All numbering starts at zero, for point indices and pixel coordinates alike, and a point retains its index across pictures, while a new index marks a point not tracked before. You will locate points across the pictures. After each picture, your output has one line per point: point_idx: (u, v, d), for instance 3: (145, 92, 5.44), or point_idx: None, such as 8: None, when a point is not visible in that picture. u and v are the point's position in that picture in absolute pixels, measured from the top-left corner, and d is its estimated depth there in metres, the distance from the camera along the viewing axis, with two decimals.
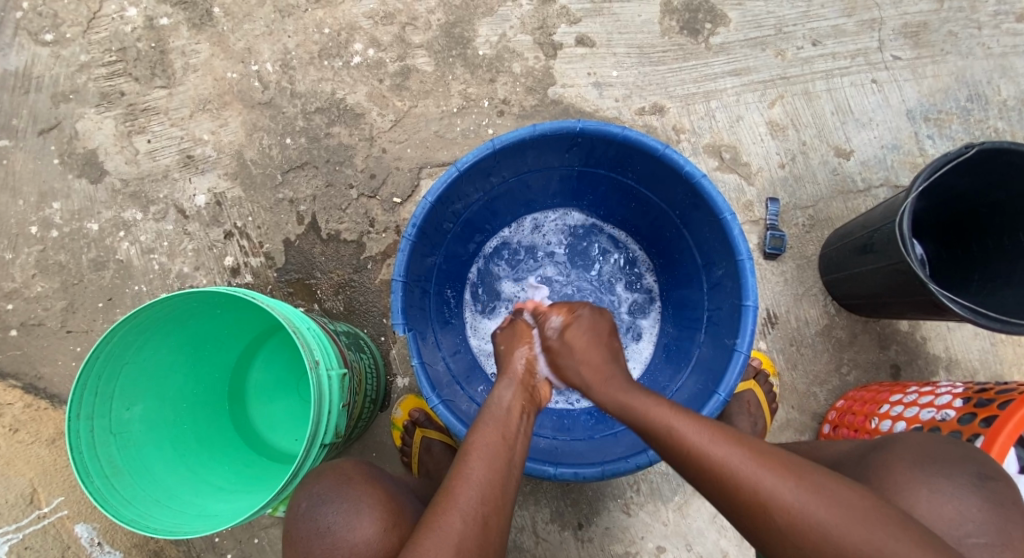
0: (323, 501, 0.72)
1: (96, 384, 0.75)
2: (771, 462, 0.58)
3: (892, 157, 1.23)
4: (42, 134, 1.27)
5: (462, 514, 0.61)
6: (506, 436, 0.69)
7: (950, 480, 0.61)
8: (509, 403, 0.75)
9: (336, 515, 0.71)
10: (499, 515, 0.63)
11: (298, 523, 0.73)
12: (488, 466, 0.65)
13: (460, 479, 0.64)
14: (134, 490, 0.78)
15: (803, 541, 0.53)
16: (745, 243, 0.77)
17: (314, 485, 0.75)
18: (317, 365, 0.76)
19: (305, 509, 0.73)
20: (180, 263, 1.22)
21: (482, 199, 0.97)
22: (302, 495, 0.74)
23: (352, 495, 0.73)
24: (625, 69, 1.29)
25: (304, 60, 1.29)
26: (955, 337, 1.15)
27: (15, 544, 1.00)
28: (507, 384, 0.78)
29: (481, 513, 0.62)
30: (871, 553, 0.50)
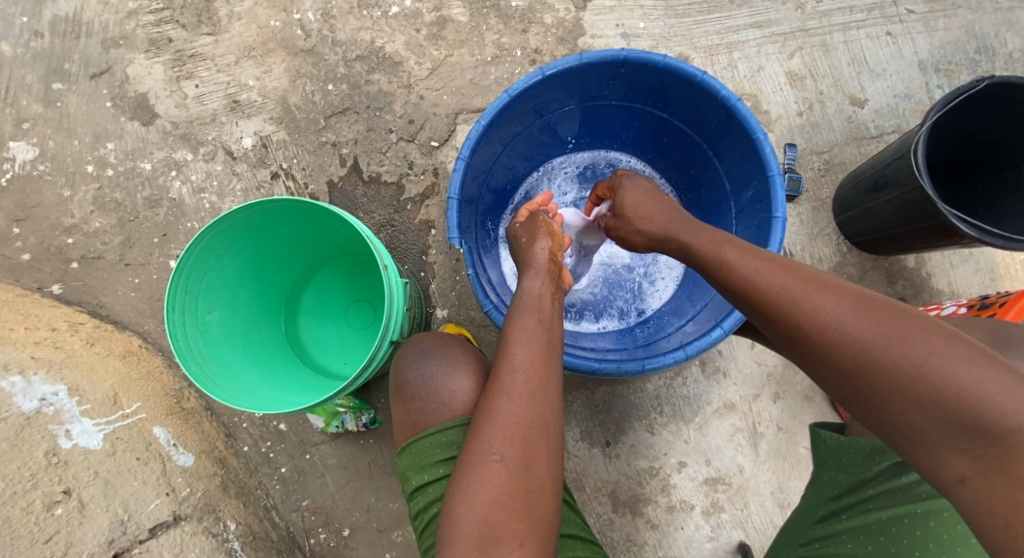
0: (428, 358, 0.85)
1: (187, 281, 0.83)
2: (815, 284, 0.59)
3: (904, 105, 1.30)
4: (94, 78, 1.32)
5: (509, 395, 0.68)
6: (542, 322, 0.77)
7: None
8: (539, 291, 0.81)
9: (438, 368, 0.84)
10: (548, 387, 0.71)
11: (405, 373, 0.85)
12: (527, 349, 0.73)
13: (505, 366, 0.71)
14: (222, 380, 0.85)
15: (842, 358, 0.54)
16: (774, 160, 0.85)
17: (417, 344, 0.87)
18: (386, 269, 0.85)
19: (410, 362, 0.85)
20: (230, 202, 1.29)
21: (523, 132, 1.04)
22: (405, 353, 0.87)
23: (451, 354, 0.86)
24: (652, 21, 1.34)
25: (344, 9, 1.34)
26: (958, 272, 1.23)
27: (107, 434, 0.95)
28: (532, 274, 0.84)
29: (528, 391, 0.69)
30: (909, 366, 0.50)
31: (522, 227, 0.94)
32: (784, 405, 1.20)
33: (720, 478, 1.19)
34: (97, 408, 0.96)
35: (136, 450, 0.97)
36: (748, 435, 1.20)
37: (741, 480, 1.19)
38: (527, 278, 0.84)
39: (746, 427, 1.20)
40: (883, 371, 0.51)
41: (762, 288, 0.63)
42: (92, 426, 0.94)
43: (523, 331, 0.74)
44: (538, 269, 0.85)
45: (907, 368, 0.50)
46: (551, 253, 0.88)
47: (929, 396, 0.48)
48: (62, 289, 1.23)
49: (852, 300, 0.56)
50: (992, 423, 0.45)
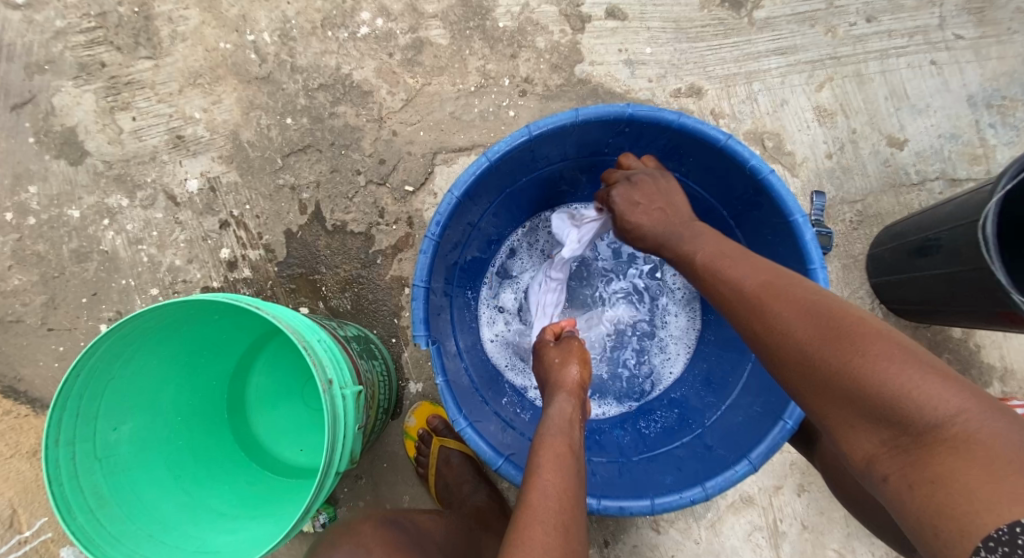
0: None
1: (77, 405, 0.67)
2: (771, 287, 0.58)
3: (950, 147, 1.13)
4: (14, 109, 1.14)
5: (544, 525, 0.53)
6: (573, 448, 0.62)
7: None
8: (569, 414, 0.66)
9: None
10: (578, 523, 0.55)
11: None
12: (559, 474, 0.58)
13: (536, 496, 0.56)
14: (124, 525, 0.71)
15: (791, 358, 0.53)
16: (817, 251, 0.70)
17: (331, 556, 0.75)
18: (329, 386, 0.68)
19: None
20: (172, 255, 1.12)
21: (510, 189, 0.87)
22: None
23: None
24: (660, 45, 1.17)
25: (305, 30, 1.16)
26: (1011, 345, 1.07)
27: None
28: (561, 394, 0.69)
29: (560, 523, 0.54)
30: (851, 370, 0.48)
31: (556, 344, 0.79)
32: (810, 499, 1.04)
33: None
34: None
35: None
36: (768, 534, 1.04)
37: None
38: (553, 399, 0.69)
39: (766, 525, 1.04)
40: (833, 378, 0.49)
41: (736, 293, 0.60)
42: None
43: (556, 455, 0.59)
44: (569, 391, 0.70)
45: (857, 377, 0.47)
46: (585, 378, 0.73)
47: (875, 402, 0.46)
48: None
49: (812, 305, 0.54)
50: (923, 427, 0.43)
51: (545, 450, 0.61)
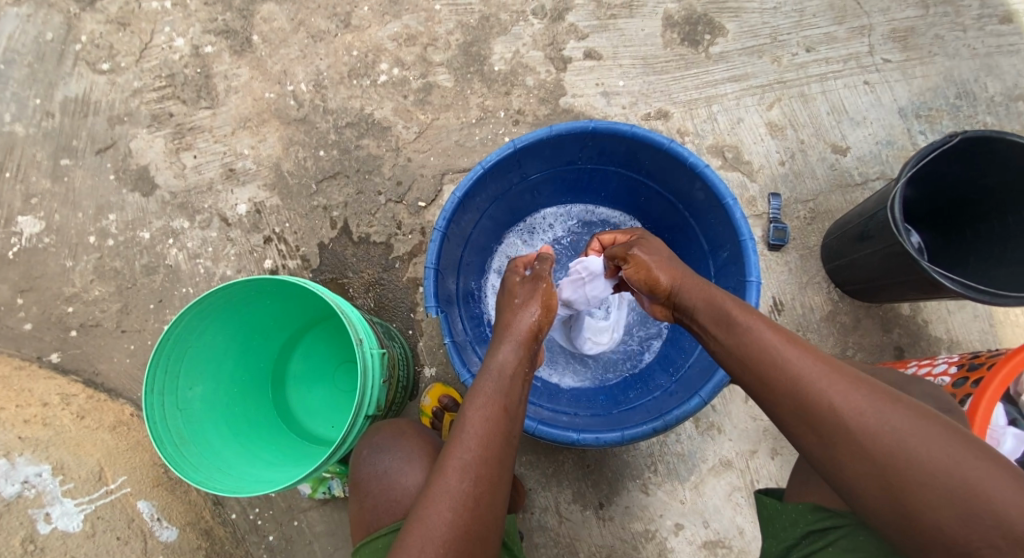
0: (383, 451, 0.86)
1: (167, 361, 0.86)
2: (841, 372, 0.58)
3: (887, 152, 1.31)
4: (99, 153, 1.39)
5: (462, 472, 0.64)
6: (505, 407, 0.69)
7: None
8: (506, 361, 0.74)
9: (392, 461, 0.84)
10: (502, 474, 0.66)
11: (361, 467, 0.86)
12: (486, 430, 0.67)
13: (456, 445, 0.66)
14: (199, 458, 0.88)
15: (873, 446, 0.52)
16: (746, 226, 0.87)
17: (374, 436, 0.88)
18: (362, 343, 0.87)
19: (367, 454, 0.87)
20: (224, 266, 1.33)
21: (501, 197, 1.07)
22: (364, 443, 0.88)
23: (407, 449, 0.85)
24: (631, 79, 1.38)
25: (335, 80, 1.41)
26: (956, 319, 1.21)
27: (88, 514, 1.02)
28: (507, 341, 0.77)
29: (477, 466, 0.65)
30: (941, 467, 0.50)
31: (520, 285, 0.86)
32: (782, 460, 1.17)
33: (720, 540, 1.16)
34: (78, 487, 1.04)
35: (117, 532, 1.04)
36: (747, 494, 1.17)
37: (742, 543, 1.16)
38: (500, 346, 0.77)
39: (744, 486, 1.17)
40: (856, 438, 0.54)
41: (761, 347, 0.63)
42: (74, 508, 1.02)
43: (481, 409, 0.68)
44: (516, 339, 0.77)
45: (878, 438, 0.53)
46: (539, 325, 0.79)
47: (890, 465, 0.51)
48: (62, 357, 1.28)
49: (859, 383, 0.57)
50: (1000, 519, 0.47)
51: (476, 399, 0.70)
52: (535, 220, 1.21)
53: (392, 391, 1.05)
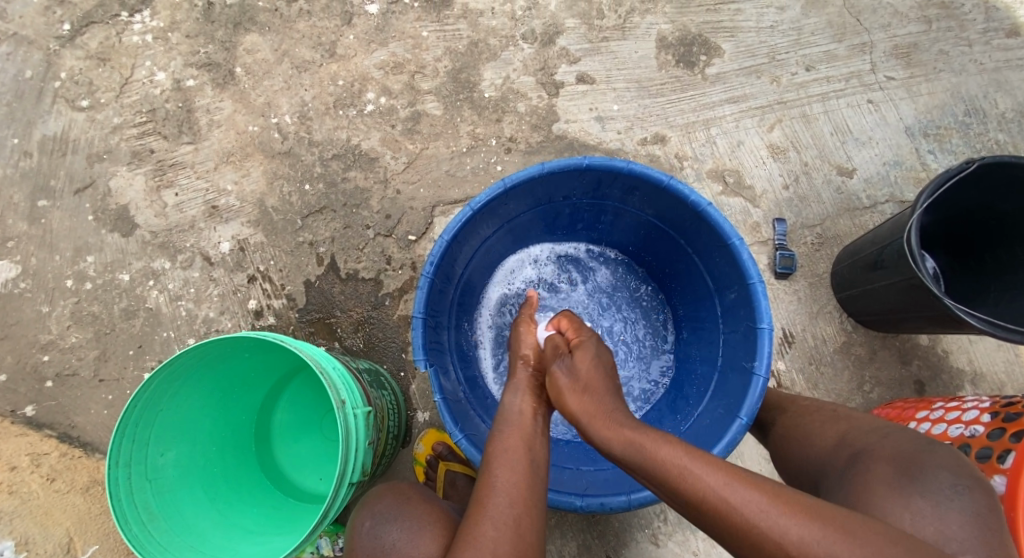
0: (388, 519, 0.79)
1: (133, 433, 0.81)
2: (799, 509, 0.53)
3: (895, 172, 1.26)
4: (77, 192, 1.35)
5: (493, 520, 0.63)
6: (526, 440, 0.72)
7: (928, 500, 0.61)
8: (519, 408, 0.78)
9: (399, 533, 0.76)
10: (532, 513, 0.65)
11: (363, 540, 0.79)
12: (511, 473, 0.67)
13: (488, 490, 0.66)
14: (169, 536, 0.83)
15: None
16: (755, 267, 0.81)
17: (375, 505, 0.82)
18: (343, 405, 0.81)
19: (369, 527, 0.79)
20: (206, 308, 1.27)
21: (494, 233, 1.01)
22: (366, 515, 0.81)
23: (414, 513, 0.78)
24: (626, 102, 1.34)
25: (320, 111, 1.36)
26: (977, 349, 1.15)
27: None
28: (513, 390, 0.81)
29: (512, 515, 0.64)
30: None
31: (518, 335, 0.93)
32: None
33: None
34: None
35: None
36: None
37: None
38: (508, 395, 0.81)
39: None
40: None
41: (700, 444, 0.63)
42: None
43: (504, 452, 0.69)
44: (527, 386, 0.82)
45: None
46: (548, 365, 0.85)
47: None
48: (36, 410, 1.23)
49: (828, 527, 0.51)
50: None
51: (498, 446, 0.71)
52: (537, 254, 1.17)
53: (380, 447, 0.98)
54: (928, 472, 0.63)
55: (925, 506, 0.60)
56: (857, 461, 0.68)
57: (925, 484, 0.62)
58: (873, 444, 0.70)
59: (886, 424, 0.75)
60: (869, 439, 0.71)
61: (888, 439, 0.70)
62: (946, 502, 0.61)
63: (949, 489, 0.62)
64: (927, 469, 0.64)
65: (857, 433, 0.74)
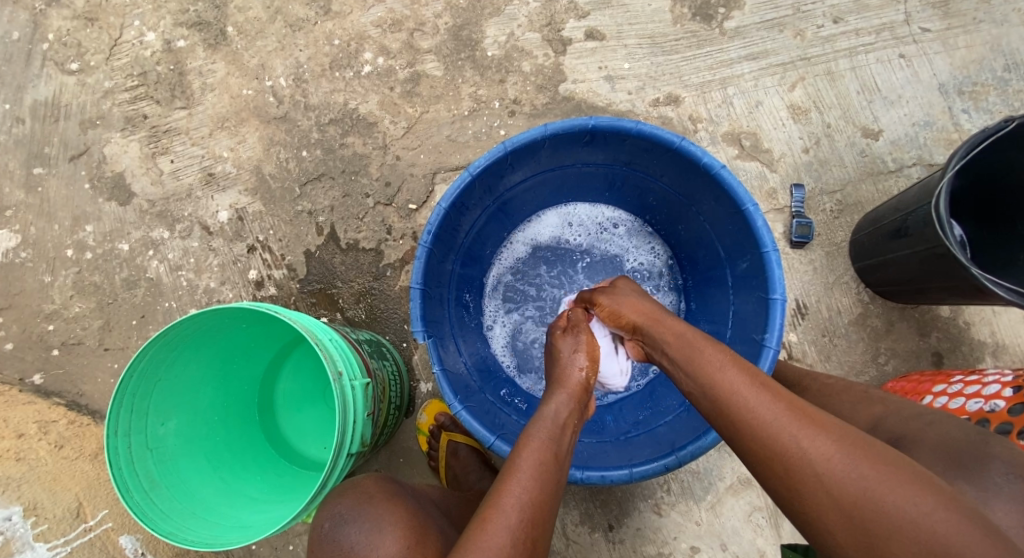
0: (347, 520, 0.76)
1: (131, 402, 0.80)
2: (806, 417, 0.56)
3: (924, 134, 1.18)
4: (72, 160, 1.32)
5: (511, 533, 0.60)
6: (557, 457, 0.68)
7: (974, 487, 0.57)
8: (560, 419, 0.72)
9: (358, 534, 0.74)
10: (545, 536, 0.63)
11: (324, 543, 0.76)
12: (534, 486, 0.64)
13: (509, 497, 0.63)
14: (172, 504, 0.83)
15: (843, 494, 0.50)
16: (769, 234, 0.77)
17: (335, 506, 0.78)
18: (340, 376, 0.79)
19: (328, 529, 0.76)
20: (207, 278, 1.26)
21: (508, 191, 0.97)
22: (325, 516, 0.78)
23: (375, 514, 0.76)
24: (637, 60, 1.26)
25: (316, 73, 1.30)
26: (1001, 321, 1.11)
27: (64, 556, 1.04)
28: (561, 397, 0.75)
29: (529, 535, 0.61)
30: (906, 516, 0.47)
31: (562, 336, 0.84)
32: None
33: None
34: (53, 528, 1.05)
35: None
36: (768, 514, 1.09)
37: None
38: (553, 398, 0.76)
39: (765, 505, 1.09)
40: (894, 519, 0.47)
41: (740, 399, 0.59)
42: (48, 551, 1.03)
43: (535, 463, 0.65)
44: (569, 390, 0.77)
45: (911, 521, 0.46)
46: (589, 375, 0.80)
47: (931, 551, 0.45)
48: (44, 378, 1.24)
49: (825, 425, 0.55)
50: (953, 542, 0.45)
51: (529, 452, 0.67)
52: (587, 209, 1.13)
53: (381, 418, 0.98)
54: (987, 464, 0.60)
55: (970, 493, 0.57)
56: (896, 451, 0.65)
57: (975, 472, 0.58)
58: (915, 432, 0.67)
59: (928, 410, 0.71)
60: (909, 427, 0.68)
61: (931, 427, 0.67)
62: (998, 491, 0.56)
63: (1002, 477, 0.57)
64: (977, 459, 0.59)
65: (894, 420, 0.71)
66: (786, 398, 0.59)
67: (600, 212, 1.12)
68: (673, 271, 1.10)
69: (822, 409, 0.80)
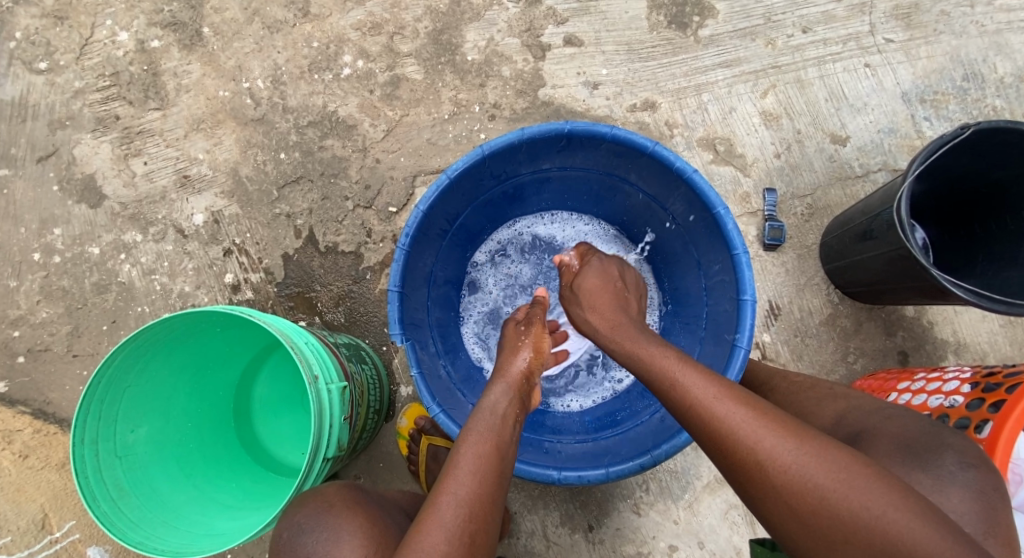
0: (304, 530, 0.75)
1: (99, 408, 0.78)
2: (770, 422, 0.58)
3: (889, 140, 1.23)
4: (40, 161, 1.28)
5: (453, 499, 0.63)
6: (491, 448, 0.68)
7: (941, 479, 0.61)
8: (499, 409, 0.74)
9: (316, 545, 0.73)
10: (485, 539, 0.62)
11: (283, 553, 0.75)
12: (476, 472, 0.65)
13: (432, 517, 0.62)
14: (142, 512, 0.81)
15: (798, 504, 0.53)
16: (739, 237, 0.79)
17: (298, 514, 0.77)
18: (316, 380, 0.78)
19: (287, 539, 0.75)
20: (182, 282, 1.23)
21: (495, 189, 0.98)
22: (283, 527, 0.77)
23: (333, 523, 0.74)
24: (615, 66, 1.28)
25: (294, 75, 1.29)
26: (962, 320, 1.15)
27: None
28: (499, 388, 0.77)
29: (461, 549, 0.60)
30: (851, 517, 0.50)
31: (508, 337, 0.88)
32: None
33: None
34: (17, 540, 1.06)
35: None
36: (744, 511, 1.11)
37: None
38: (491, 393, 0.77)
39: (740, 503, 1.11)
40: (856, 530, 0.49)
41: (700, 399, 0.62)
42: None
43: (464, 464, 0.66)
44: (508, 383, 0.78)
45: (871, 528, 0.49)
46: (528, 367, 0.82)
47: None
48: (9, 386, 1.21)
49: (786, 432, 0.57)
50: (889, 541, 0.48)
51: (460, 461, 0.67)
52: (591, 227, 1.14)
53: (360, 422, 0.97)
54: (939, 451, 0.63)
55: (930, 482, 0.60)
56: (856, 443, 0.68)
57: (930, 461, 0.62)
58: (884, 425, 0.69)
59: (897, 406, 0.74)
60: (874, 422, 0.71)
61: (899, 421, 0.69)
62: (953, 479, 0.60)
63: (956, 465, 0.61)
64: (936, 449, 0.63)
65: (859, 414, 0.73)
66: (749, 404, 0.60)
67: (602, 233, 1.14)
68: (656, 304, 1.10)
69: (793, 407, 0.81)
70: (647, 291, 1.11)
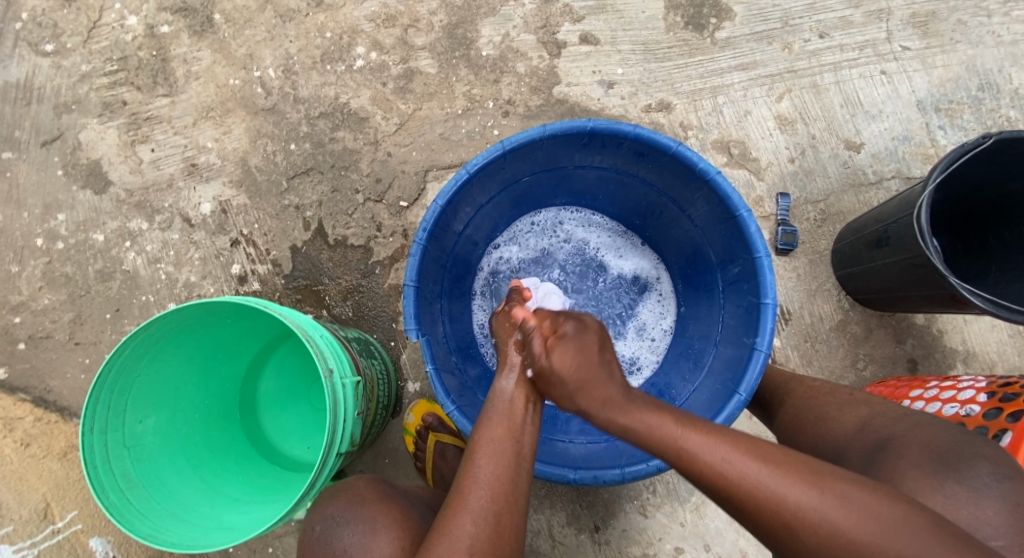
0: (339, 523, 0.74)
1: (109, 397, 0.77)
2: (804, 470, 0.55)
3: (903, 148, 1.22)
4: (45, 145, 1.26)
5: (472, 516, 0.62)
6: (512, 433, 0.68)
7: (963, 486, 0.61)
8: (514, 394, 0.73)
9: (352, 537, 0.73)
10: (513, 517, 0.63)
11: (316, 547, 0.75)
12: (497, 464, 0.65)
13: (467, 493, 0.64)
14: (150, 504, 0.80)
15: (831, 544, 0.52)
16: (762, 241, 0.78)
17: (326, 509, 0.76)
18: (331, 373, 0.77)
19: (320, 532, 0.75)
20: (187, 272, 1.22)
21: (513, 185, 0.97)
22: (315, 519, 0.77)
23: (367, 516, 0.74)
24: (631, 66, 1.27)
25: (306, 65, 1.28)
26: (972, 329, 1.15)
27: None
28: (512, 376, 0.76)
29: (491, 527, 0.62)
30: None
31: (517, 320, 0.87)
32: None
33: None
34: (19, 530, 1.05)
35: None
36: None
37: None
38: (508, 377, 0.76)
39: None
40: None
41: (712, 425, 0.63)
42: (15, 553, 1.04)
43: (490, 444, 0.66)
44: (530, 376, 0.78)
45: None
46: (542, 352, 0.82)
47: None
48: (9, 372, 1.19)
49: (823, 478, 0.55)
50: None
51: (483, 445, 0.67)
52: (607, 228, 1.14)
53: (370, 418, 0.96)
54: (967, 460, 0.63)
55: (952, 488, 0.60)
56: (883, 449, 0.68)
57: (965, 472, 0.62)
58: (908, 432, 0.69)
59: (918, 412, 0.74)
60: (897, 427, 0.70)
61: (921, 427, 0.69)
62: (983, 489, 0.60)
63: (990, 477, 0.61)
64: (966, 458, 0.63)
65: (881, 421, 0.73)
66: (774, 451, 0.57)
67: (618, 234, 1.14)
68: (670, 307, 1.10)
69: (810, 410, 0.81)
70: (662, 295, 1.11)
